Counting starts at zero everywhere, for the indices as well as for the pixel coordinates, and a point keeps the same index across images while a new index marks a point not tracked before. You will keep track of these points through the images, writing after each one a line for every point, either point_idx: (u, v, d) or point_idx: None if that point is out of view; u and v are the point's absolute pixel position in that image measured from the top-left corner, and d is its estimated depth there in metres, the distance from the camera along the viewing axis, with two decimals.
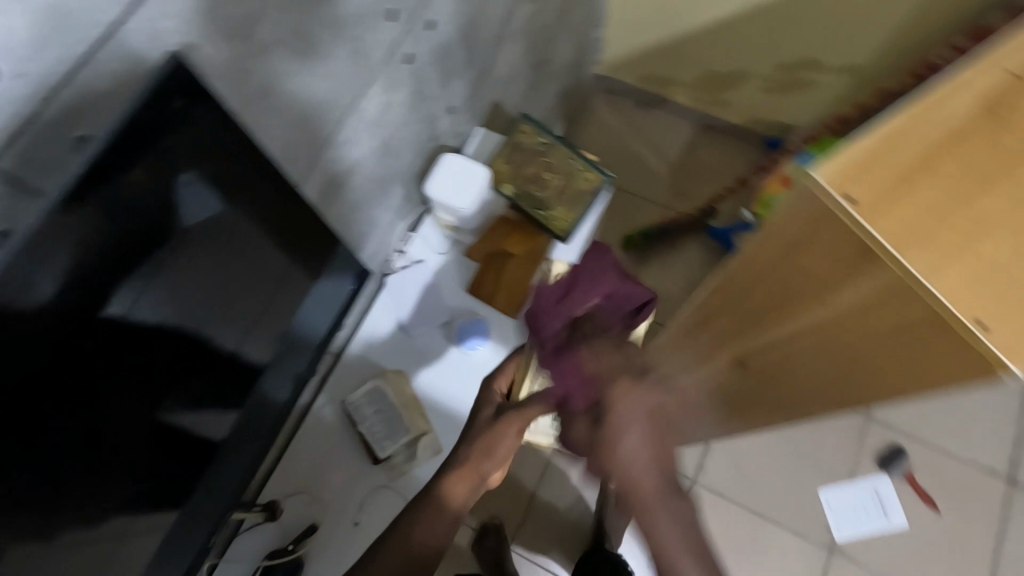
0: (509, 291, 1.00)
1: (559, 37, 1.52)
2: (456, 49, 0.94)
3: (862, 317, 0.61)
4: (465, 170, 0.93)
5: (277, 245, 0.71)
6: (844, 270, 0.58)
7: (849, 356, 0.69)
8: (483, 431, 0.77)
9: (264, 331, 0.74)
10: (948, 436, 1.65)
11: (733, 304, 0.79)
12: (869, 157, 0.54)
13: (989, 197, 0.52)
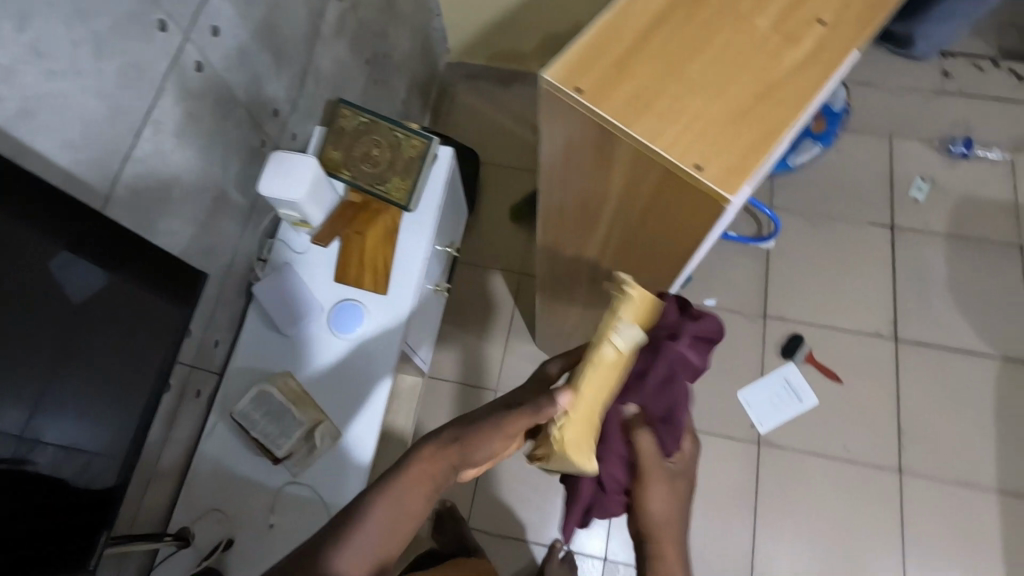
0: (371, 266, 1.04)
1: (392, 30, 1.57)
2: (257, 53, 0.97)
3: (630, 195, 0.69)
4: (291, 164, 0.96)
5: (142, 285, 0.75)
6: (600, 154, 0.65)
7: (646, 239, 0.77)
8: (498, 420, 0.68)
9: (156, 371, 0.77)
10: (831, 308, 1.82)
11: (562, 217, 0.86)
12: (587, 53, 0.62)
13: (691, 64, 0.61)
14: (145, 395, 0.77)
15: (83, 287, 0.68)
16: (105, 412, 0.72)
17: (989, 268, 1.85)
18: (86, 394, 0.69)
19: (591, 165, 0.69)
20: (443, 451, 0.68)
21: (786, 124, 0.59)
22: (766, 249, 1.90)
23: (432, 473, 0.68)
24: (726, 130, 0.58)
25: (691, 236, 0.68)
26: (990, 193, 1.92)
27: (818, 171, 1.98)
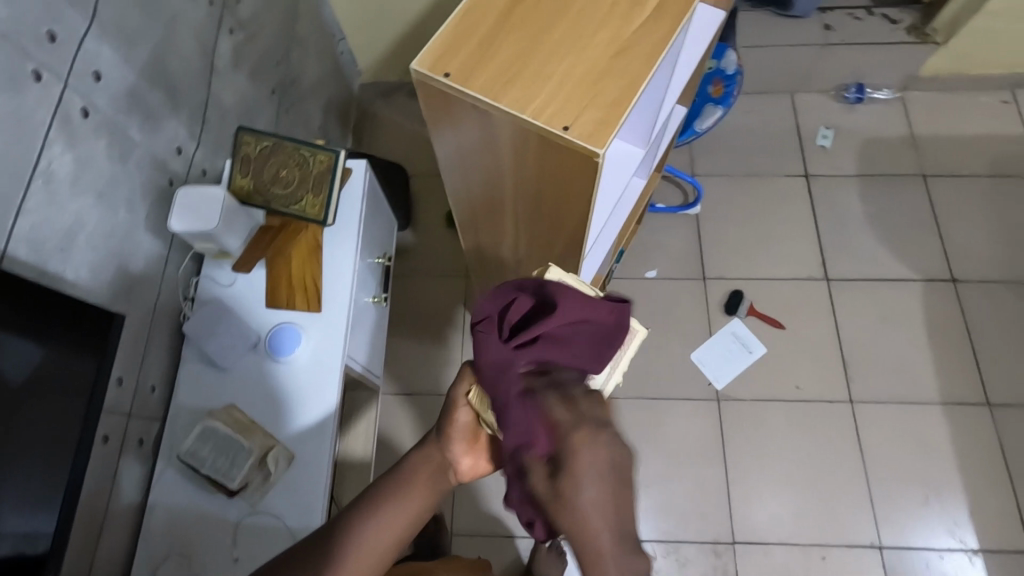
0: (299, 286, 1.05)
1: (295, 57, 1.58)
2: (148, 93, 0.97)
3: (522, 167, 0.72)
4: (199, 197, 0.96)
5: (63, 342, 0.75)
6: (482, 133, 0.69)
7: (550, 211, 0.80)
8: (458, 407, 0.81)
9: (83, 421, 0.78)
10: (762, 260, 1.91)
11: (475, 202, 0.90)
12: (452, 42, 0.66)
13: (549, 37, 0.66)
14: (76, 445, 0.77)
15: (25, 366, 0.70)
16: (36, 472, 0.71)
17: (899, 199, 1.97)
18: (37, 470, 0.72)
19: (480, 145, 0.73)
20: (430, 453, 0.80)
21: (642, 76, 0.63)
22: (695, 214, 1.98)
23: (428, 468, 0.80)
24: (590, 93, 0.63)
25: (586, 199, 0.72)
26: (888, 131, 2.05)
27: (731, 135, 2.09)
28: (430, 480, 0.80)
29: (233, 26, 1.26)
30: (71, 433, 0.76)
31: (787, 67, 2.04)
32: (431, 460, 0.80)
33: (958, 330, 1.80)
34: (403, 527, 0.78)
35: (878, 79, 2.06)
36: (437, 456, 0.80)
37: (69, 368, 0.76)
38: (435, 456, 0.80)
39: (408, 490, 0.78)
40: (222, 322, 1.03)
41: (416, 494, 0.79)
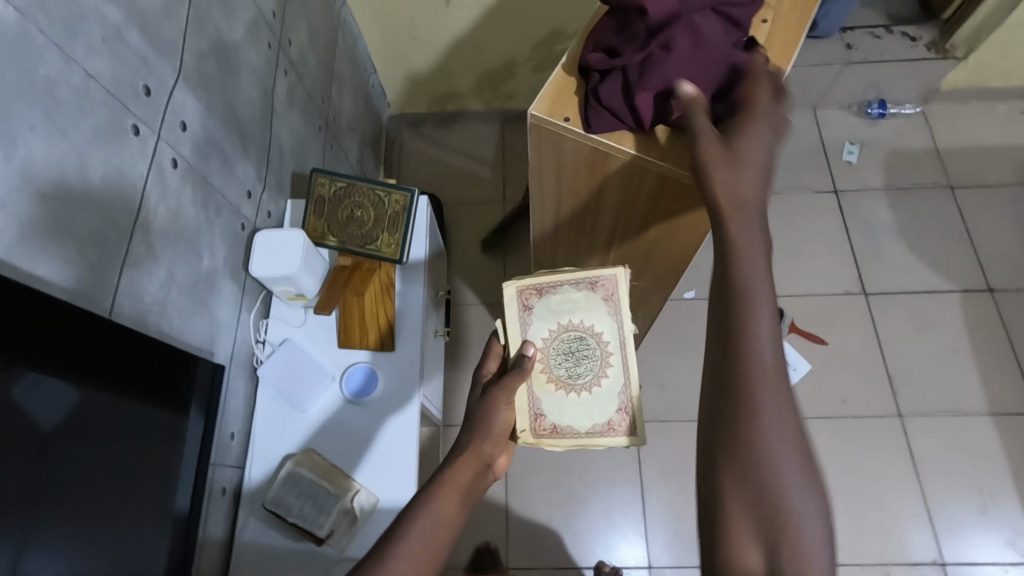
0: (376, 326, 1.05)
1: (336, 93, 1.60)
2: (226, 140, 0.98)
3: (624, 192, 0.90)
4: (278, 241, 0.95)
5: (132, 371, 0.72)
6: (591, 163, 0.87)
7: (639, 232, 0.97)
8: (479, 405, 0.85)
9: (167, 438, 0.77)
10: (798, 276, 1.92)
11: (561, 233, 1.07)
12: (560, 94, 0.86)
13: None
14: (168, 464, 0.77)
15: (66, 410, 0.62)
16: (138, 501, 0.72)
17: (931, 209, 1.99)
18: (90, 515, 0.65)
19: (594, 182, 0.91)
20: (463, 465, 0.77)
21: None
22: None
23: (462, 480, 0.76)
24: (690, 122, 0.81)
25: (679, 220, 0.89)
26: (913, 144, 2.08)
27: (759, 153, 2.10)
28: (463, 493, 0.75)
29: (286, 68, 1.27)
30: (115, 461, 0.68)
31: (810, 86, 2.08)
32: (465, 472, 0.76)
33: (999, 337, 1.81)
34: (436, 543, 0.69)
35: (899, 93, 2.10)
36: (470, 469, 0.77)
37: (85, 394, 0.65)
38: (467, 469, 0.77)
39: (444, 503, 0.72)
40: (293, 362, 1.04)
41: (449, 509, 0.72)
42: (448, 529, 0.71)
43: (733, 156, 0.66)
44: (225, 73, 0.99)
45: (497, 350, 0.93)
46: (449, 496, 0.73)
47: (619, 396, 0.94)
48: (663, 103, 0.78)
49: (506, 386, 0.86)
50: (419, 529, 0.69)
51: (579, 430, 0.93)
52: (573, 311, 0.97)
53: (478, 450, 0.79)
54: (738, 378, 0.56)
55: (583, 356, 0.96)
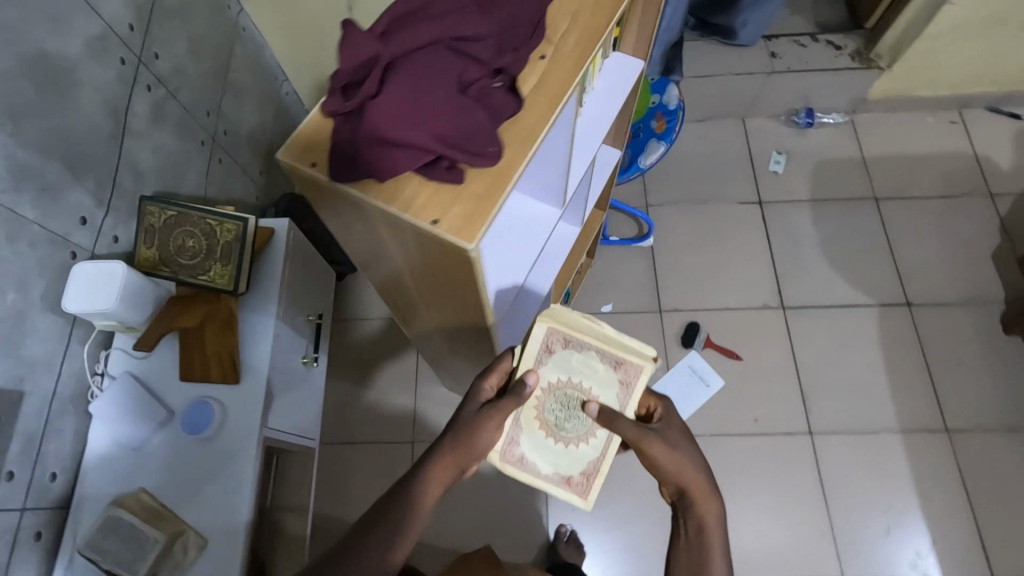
0: (216, 358, 1.00)
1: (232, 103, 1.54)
2: (46, 165, 0.92)
3: (417, 258, 0.70)
4: (93, 274, 0.90)
5: None
6: (368, 227, 0.68)
7: (454, 293, 0.79)
8: (471, 418, 0.82)
9: None
10: (719, 290, 1.88)
11: (391, 288, 0.91)
12: (313, 131, 0.61)
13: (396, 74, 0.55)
14: None
15: None
16: None
17: (852, 222, 1.95)
18: None
19: (374, 244, 0.74)
20: (446, 468, 0.79)
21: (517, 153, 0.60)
22: (650, 247, 1.93)
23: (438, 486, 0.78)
24: (426, 171, 0.57)
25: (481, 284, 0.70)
26: (839, 155, 2.05)
27: (685, 163, 2.06)
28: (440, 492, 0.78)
29: (151, 83, 1.19)
30: None
31: (737, 95, 2.03)
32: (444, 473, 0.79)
33: (915, 354, 1.79)
34: (401, 536, 0.74)
35: (827, 103, 2.06)
36: (450, 469, 0.80)
37: None
38: (445, 474, 0.79)
39: (418, 503, 0.76)
40: (132, 396, 0.97)
41: (421, 507, 0.76)
42: (412, 526, 0.75)
43: (676, 441, 0.85)
44: (46, 97, 0.92)
45: (502, 372, 0.91)
46: (423, 495, 0.77)
47: (589, 464, 0.93)
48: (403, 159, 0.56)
49: (499, 408, 0.82)
50: (391, 527, 0.74)
51: (540, 472, 0.93)
52: (586, 374, 0.92)
53: (463, 454, 0.80)
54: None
55: (573, 411, 0.93)
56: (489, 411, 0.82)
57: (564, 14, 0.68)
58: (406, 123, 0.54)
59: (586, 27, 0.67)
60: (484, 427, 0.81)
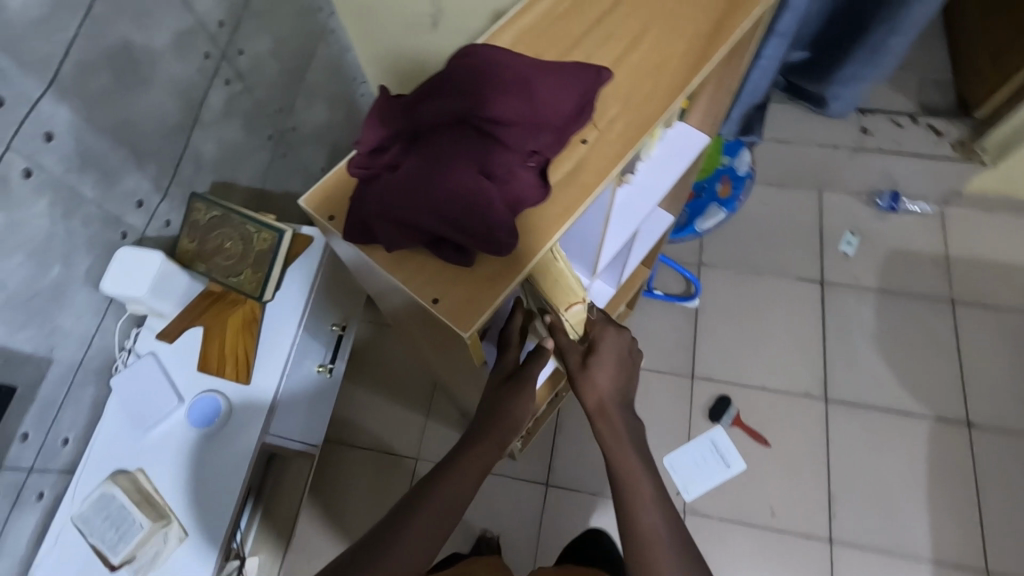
0: (233, 358, 1.03)
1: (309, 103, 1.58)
2: (111, 151, 0.97)
3: (421, 316, 0.70)
4: (132, 259, 0.94)
5: None
6: (379, 280, 0.68)
7: (458, 350, 0.77)
8: (499, 395, 0.85)
9: None
10: (758, 367, 1.78)
11: (405, 325, 0.91)
12: (338, 184, 0.62)
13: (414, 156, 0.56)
14: None
15: None
16: None
17: (918, 322, 1.80)
18: None
19: (385, 292, 0.74)
20: (476, 453, 0.83)
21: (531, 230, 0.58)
22: (695, 308, 1.85)
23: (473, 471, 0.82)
24: (434, 247, 0.56)
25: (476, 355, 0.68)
26: (919, 247, 1.87)
27: (749, 229, 1.94)
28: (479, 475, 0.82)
29: (228, 78, 1.23)
30: None
31: (817, 167, 1.93)
32: (480, 457, 0.83)
33: (965, 480, 1.63)
34: (444, 521, 0.78)
35: (916, 189, 1.91)
36: (485, 452, 0.83)
37: None
38: (480, 454, 0.83)
39: (457, 486, 0.80)
40: (148, 381, 1.02)
41: (460, 489, 0.80)
42: (453, 509, 0.79)
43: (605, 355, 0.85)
44: (122, 87, 0.97)
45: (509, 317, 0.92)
46: (463, 480, 0.81)
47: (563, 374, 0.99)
48: (412, 232, 0.55)
49: (525, 385, 0.85)
50: (433, 512, 0.77)
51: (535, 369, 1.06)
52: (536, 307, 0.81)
53: (496, 436, 0.84)
54: (631, 520, 0.79)
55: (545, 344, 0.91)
56: (514, 387, 0.85)
57: (616, 98, 0.65)
58: (413, 199, 0.54)
59: (635, 116, 0.64)
60: (502, 409, 0.84)
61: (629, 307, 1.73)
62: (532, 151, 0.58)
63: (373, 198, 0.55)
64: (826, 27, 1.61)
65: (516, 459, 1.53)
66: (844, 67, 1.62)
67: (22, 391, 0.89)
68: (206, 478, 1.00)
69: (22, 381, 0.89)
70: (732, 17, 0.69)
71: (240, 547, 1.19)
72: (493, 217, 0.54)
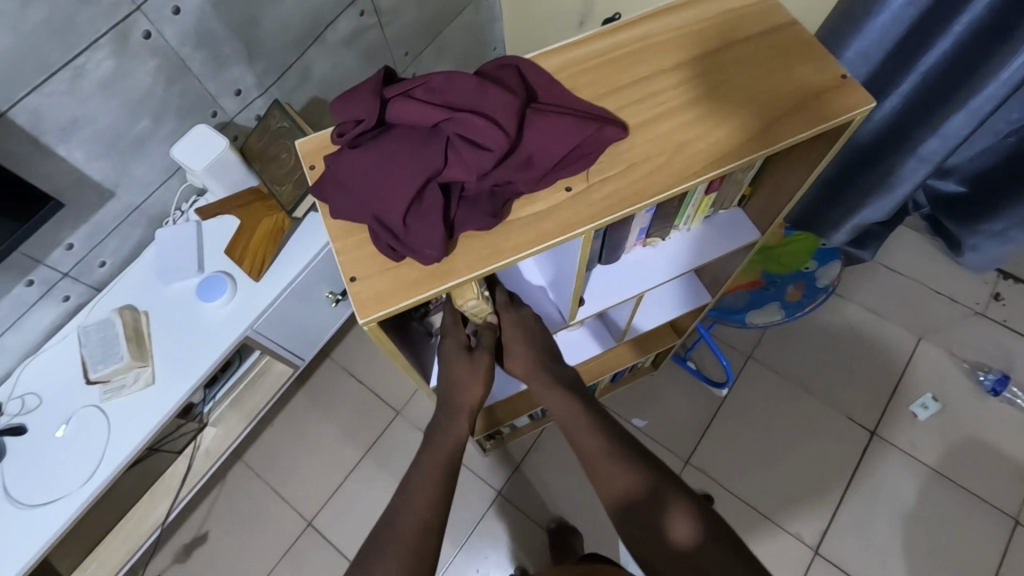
0: (254, 253, 1.12)
1: (440, 61, 1.64)
2: (227, 41, 1.08)
3: None
4: (205, 137, 1.06)
5: None
6: None
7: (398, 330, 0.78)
8: (463, 373, 0.84)
9: None
10: (760, 486, 1.54)
11: None
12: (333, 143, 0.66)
13: (386, 143, 0.56)
14: None
15: None
16: None
17: (970, 525, 1.47)
18: None
19: None
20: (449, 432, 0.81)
21: (469, 250, 0.58)
22: (721, 395, 1.63)
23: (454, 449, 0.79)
24: (373, 232, 0.57)
25: (392, 343, 0.69)
26: (1017, 451, 1.54)
27: (820, 338, 1.68)
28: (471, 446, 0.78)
29: (363, 9, 1.30)
30: None
31: (931, 314, 1.68)
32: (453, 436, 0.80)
33: None
34: (442, 493, 0.73)
35: None
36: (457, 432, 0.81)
37: None
38: (461, 438, 0.82)
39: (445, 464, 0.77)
40: (183, 243, 1.14)
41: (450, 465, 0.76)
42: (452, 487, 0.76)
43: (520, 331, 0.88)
44: None
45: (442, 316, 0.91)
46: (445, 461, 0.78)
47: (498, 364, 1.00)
48: (358, 212, 0.56)
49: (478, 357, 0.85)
50: (427, 488, 0.73)
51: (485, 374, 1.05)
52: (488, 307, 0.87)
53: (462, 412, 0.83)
54: (602, 476, 0.75)
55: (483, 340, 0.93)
56: (469, 367, 0.85)
57: (623, 160, 0.62)
58: (369, 186, 0.55)
59: (629, 185, 0.61)
60: (455, 392, 0.83)
61: (653, 364, 1.62)
62: (499, 184, 0.58)
63: (337, 167, 0.57)
64: (986, 170, 1.40)
65: (485, 455, 1.46)
66: (999, 219, 1.40)
67: (81, 210, 1.03)
68: (192, 344, 1.10)
69: (84, 201, 1.03)
70: (786, 123, 0.64)
71: (205, 414, 1.32)
72: (427, 229, 0.54)
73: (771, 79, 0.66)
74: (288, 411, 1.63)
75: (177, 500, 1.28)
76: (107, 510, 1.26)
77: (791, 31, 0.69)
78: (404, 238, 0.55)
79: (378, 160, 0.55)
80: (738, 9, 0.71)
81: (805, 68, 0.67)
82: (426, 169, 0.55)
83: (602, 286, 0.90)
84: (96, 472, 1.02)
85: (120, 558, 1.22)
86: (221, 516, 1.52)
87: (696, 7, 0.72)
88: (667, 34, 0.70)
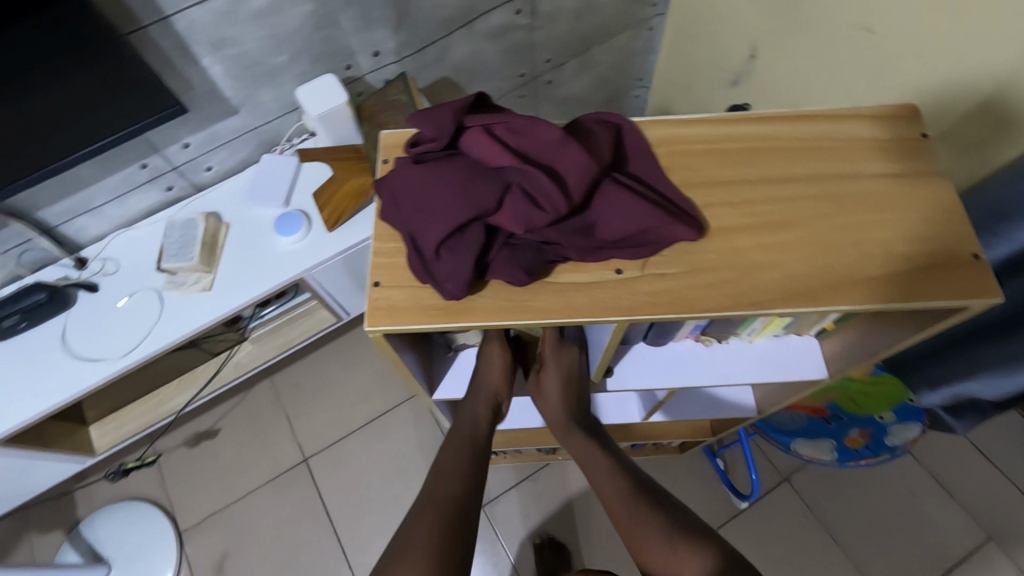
0: (332, 207, 1.16)
1: (582, 77, 1.61)
2: (380, 4, 1.11)
3: None
4: (327, 87, 1.11)
5: None
6: None
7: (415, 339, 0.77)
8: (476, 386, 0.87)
9: None
10: None
11: None
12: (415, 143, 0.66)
13: (445, 167, 0.56)
14: None
15: None
16: None
17: None
18: None
19: None
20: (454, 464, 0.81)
21: (495, 296, 0.57)
22: (738, 506, 1.50)
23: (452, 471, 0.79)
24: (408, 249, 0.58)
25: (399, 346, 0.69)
26: None
27: (870, 491, 1.51)
28: None
29: (521, 8, 1.29)
30: None
31: (1016, 519, 1.44)
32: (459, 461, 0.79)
33: None
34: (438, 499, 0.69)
35: None
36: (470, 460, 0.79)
37: None
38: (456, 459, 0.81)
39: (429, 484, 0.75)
40: (278, 174, 1.21)
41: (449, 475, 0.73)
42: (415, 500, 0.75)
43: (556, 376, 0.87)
44: None
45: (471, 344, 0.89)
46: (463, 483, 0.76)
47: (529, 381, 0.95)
48: (401, 224, 0.57)
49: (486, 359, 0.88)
50: None
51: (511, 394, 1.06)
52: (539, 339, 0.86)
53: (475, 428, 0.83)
54: (625, 519, 0.74)
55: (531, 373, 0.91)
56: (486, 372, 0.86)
57: (687, 261, 0.58)
58: (416, 205, 0.56)
59: (683, 288, 0.57)
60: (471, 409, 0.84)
61: (680, 447, 1.53)
62: (545, 243, 0.57)
63: (395, 178, 0.58)
64: None
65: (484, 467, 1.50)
66: None
67: (205, 117, 1.12)
68: (254, 268, 1.16)
69: (211, 110, 1.11)
70: (880, 284, 0.57)
71: (246, 329, 1.40)
72: (456, 263, 0.54)
73: (884, 230, 0.59)
74: (326, 351, 1.70)
75: (198, 396, 1.37)
76: (139, 379, 1.38)
77: (931, 184, 0.62)
78: (430, 265, 0.56)
79: (434, 184, 0.56)
80: (880, 139, 0.64)
81: (927, 231, 0.59)
82: (474, 206, 0.54)
83: (638, 365, 0.86)
84: (135, 349, 1.11)
85: (136, 426, 1.33)
86: (235, 421, 1.62)
87: (837, 121, 0.65)
88: (793, 142, 0.64)
